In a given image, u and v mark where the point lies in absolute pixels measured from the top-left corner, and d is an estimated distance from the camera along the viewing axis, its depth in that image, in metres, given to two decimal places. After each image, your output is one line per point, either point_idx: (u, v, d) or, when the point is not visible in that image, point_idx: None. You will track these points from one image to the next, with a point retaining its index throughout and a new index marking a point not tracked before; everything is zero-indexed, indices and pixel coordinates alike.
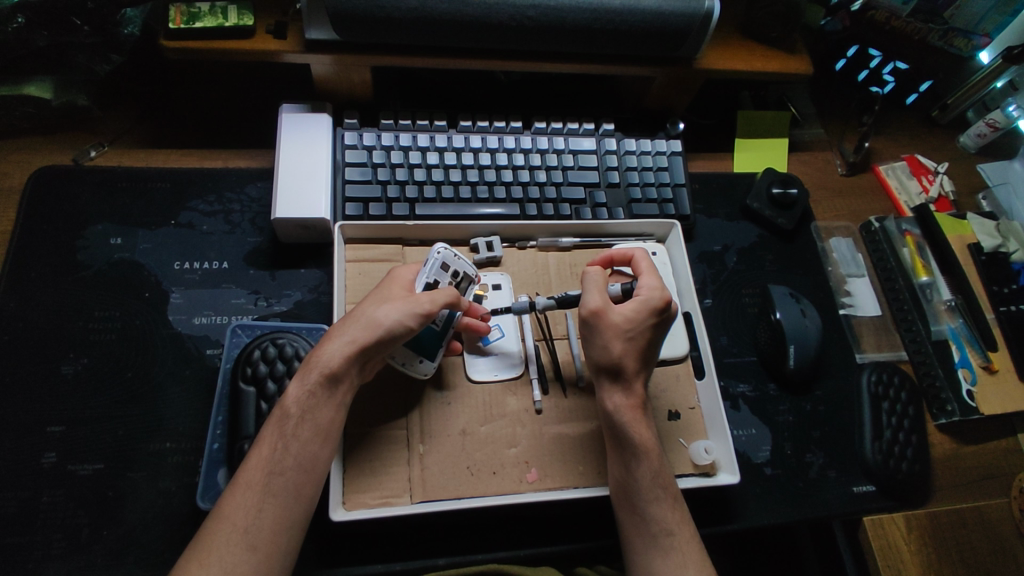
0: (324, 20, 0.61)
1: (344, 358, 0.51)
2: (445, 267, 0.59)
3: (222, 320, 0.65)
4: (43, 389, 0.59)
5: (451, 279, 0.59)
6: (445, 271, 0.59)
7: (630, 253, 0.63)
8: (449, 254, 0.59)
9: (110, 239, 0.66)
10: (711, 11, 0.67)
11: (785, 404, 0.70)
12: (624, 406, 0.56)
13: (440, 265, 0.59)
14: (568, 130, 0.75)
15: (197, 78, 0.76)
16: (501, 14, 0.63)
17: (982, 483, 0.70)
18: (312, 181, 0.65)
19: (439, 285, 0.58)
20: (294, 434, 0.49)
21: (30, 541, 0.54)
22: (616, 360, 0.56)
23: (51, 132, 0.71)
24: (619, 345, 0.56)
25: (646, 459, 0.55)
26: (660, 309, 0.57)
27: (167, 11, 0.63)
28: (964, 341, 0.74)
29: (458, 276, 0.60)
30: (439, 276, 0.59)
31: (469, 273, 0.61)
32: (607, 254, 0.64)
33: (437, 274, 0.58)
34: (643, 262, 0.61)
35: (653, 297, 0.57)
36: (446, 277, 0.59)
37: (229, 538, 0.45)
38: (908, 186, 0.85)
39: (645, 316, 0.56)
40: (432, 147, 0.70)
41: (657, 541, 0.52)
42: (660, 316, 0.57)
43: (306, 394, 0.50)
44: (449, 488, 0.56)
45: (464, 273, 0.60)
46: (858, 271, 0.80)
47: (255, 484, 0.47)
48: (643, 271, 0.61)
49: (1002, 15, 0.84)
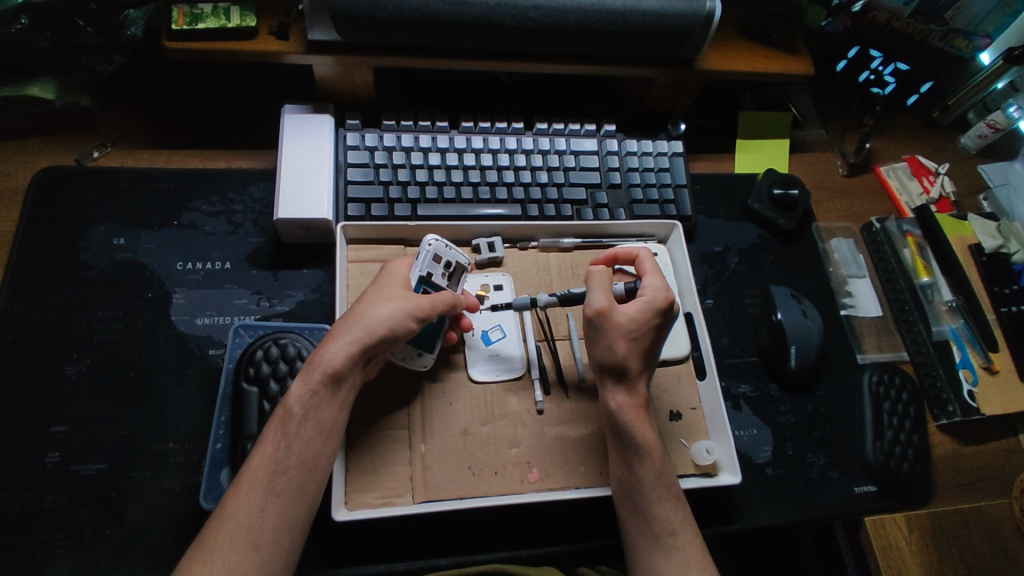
0: (327, 21, 0.61)
1: (347, 357, 0.51)
2: (437, 258, 0.59)
3: (224, 320, 0.65)
4: (46, 389, 0.59)
5: (443, 270, 0.60)
6: (436, 263, 0.59)
7: (634, 252, 0.63)
8: (441, 246, 0.59)
9: (112, 240, 0.66)
10: (712, 12, 0.67)
11: (786, 404, 0.71)
12: (626, 405, 0.56)
13: (432, 257, 0.59)
14: (569, 130, 0.75)
15: (199, 79, 0.76)
16: (502, 16, 0.63)
17: (983, 483, 0.70)
18: (314, 181, 0.65)
19: (432, 277, 0.59)
20: (298, 433, 0.49)
21: (33, 541, 0.54)
22: (620, 360, 0.56)
23: (53, 133, 0.71)
24: (623, 346, 0.56)
25: (648, 458, 0.55)
26: (664, 310, 0.57)
27: (170, 13, 0.63)
28: (965, 341, 0.75)
29: (450, 266, 0.60)
30: (432, 268, 0.59)
31: (462, 262, 0.61)
32: (610, 253, 0.64)
33: (429, 267, 0.59)
34: (646, 262, 0.61)
35: (657, 298, 0.58)
36: (438, 269, 0.59)
37: (233, 537, 0.46)
38: (909, 187, 0.85)
39: (649, 317, 0.57)
40: (434, 148, 0.70)
41: (659, 540, 0.53)
42: (663, 316, 0.57)
43: (310, 393, 0.50)
44: (451, 488, 0.56)
45: (456, 263, 0.60)
46: (858, 271, 0.80)
47: (258, 483, 0.47)
48: (646, 271, 0.61)
49: (1002, 15, 0.84)
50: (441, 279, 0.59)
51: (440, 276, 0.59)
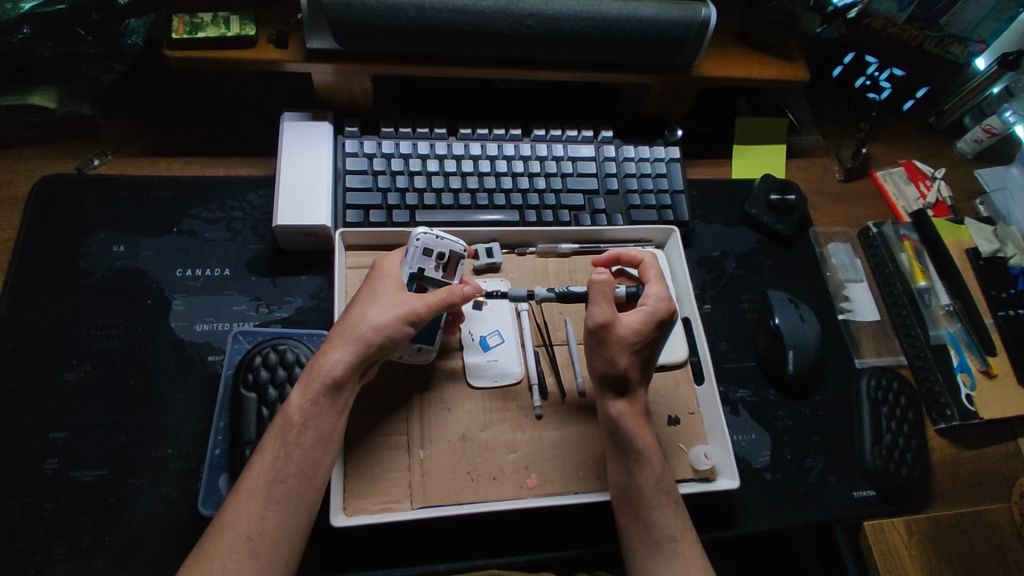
0: (326, 29, 0.62)
1: (346, 366, 0.52)
2: (426, 251, 0.59)
3: (223, 327, 0.65)
4: (44, 396, 0.60)
5: (436, 263, 0.59)
6: (428, 257, 0.59)
7: (639, 256, 0.63)
8: (430, 239, 0.59)
9: (112, 247, 0.67)
10: (707, 19, 0.67)
11: (784, 409, 0.71)
12: (625, 412, 0.56)
13: (421, 252, 0.59)
14: (567, 138, 0.76)
15: (200, 89, 0.78)
16: (499, 24, 0.64)
17: (982, 488, 0.70)
18: (312, 188, 0.66)
19: (425, 272, 0.59)
20: (297, 441, 0.49)
21: (31, 547, 0.54)
22: (622, 372, 0.56)
23: (53, 141, 0.71)
24: (625, 358, 0.56)
25: (647, 465, 0.55)
26: (665, 320, 0.57)
27: (170, 22, 0.63)
28: (962, 345, 0.75)
29: (444, 256, 0.59)
30: (423, 263, 0.59)
31: (456, 251, 0.60)
32: (616, 253, 0.64)
33: (420, 262, 0.59)
34: (651, 268, 0.61)
35: (659, 306, 0.57)
36: (430, 263, 0.59)
37: (232, 546, 0.46)
38: (906, 192, 0.85)
39: (648, 329, 0.56)
40: (432, 156, 0.71)
41: (660, 547, 0.52)
42: (662, 327, 0.57)
43: (310, 403, 0.51)
44: (450, 492, 0.57)
45: (449, 252, 0.59)
46: (856, 276, 0.80)
47: (257, 491, 0.48)
48: (651, 278, 0.61)
49: (997, 22, 0.85)
50: (434, 272, 0.59)
51: (432, 270, 0.59)
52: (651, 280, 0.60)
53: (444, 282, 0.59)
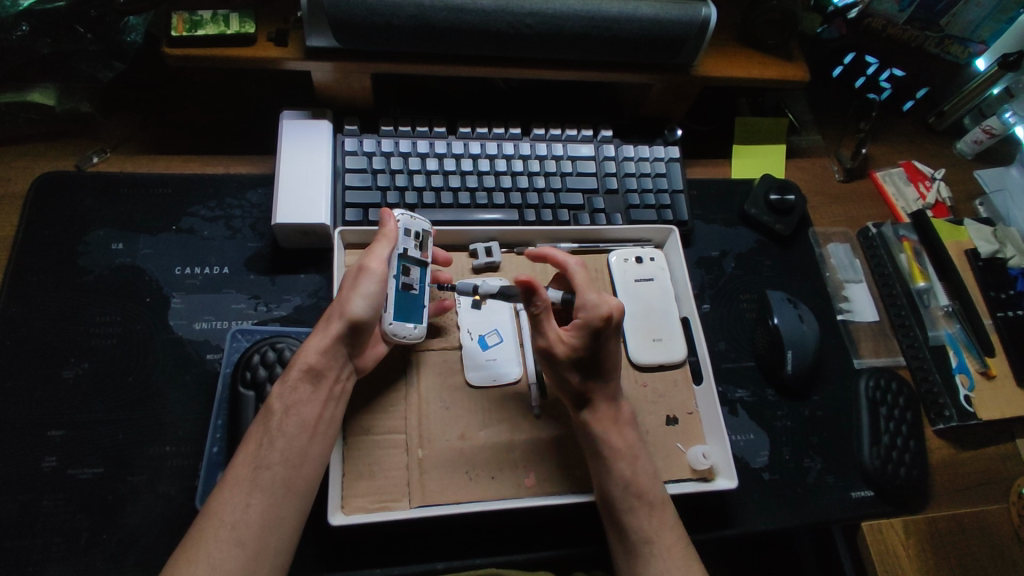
0: (325, 27, 0.62)
1: (320, 353, 0.52)
2: (407, 232, 0.60)
3: (222, 325, 0.65)
4: (43, 393, 0.60)
5: (415, 242, 0.60)
6: (408, 236, 0.60)
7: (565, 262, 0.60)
8: (407, 219, 0.60)
9: (111, 244, 0.67)
10: (707, 19, 0.67)
11: (782, 408, 0.71)
12: (597, 419, 0.56)
13: (403, 231, 0.59)
14: (567, 136, 0.75)
15: (198, 87, 0.77)
16: (499, 22, 0.63)
17: (979, 488, 0.70)
18: (311, 186, 0.65)
19: (408, 252, 0.59)
20: (280, 429, 0.50)
21: (29, 545, 0.54)
22: (578, 389, 0.56)
23: (52, 139, 0.71)
24: (575, 376, 0.56)
25: (620, 467, 0.55)
26: (601, 328, 0.54)
27: (169, 20, 0.63)
28: (961, 346, 0.75)
29: (419, 236, 0.61)
30: (406, 244, 0.59)
31: (427, 230, 0.62)
32: (547, 252, 0.61)
33: (403, 243, 0.59)
34: (578, 277, 0.58)
35: (592, 317, 0.54)
36: (411, 242, 0.60)
37: (217, 535, 0.45)
38: (905, 193, 0.85)
39: (586, 342, 0.54)
40: (432, 153, 0.71)
41: (639, 550, 0.53)
42: (604, 334, 0.54)
43: (289, 390, 0.51)
44: (447, 491, 0.57)
45: (423, 231, 0.61)
46: (855, 276, 0.80)
47: (242, 479, 0.47)
48: (581, 284, 0.57)
49: (997, 22, 0.86)
50: (415, 251, 0.60)
51: (413, 249, 0.60)
52: (583, 286, 0.57)
53: (422, 261, 0.60)
